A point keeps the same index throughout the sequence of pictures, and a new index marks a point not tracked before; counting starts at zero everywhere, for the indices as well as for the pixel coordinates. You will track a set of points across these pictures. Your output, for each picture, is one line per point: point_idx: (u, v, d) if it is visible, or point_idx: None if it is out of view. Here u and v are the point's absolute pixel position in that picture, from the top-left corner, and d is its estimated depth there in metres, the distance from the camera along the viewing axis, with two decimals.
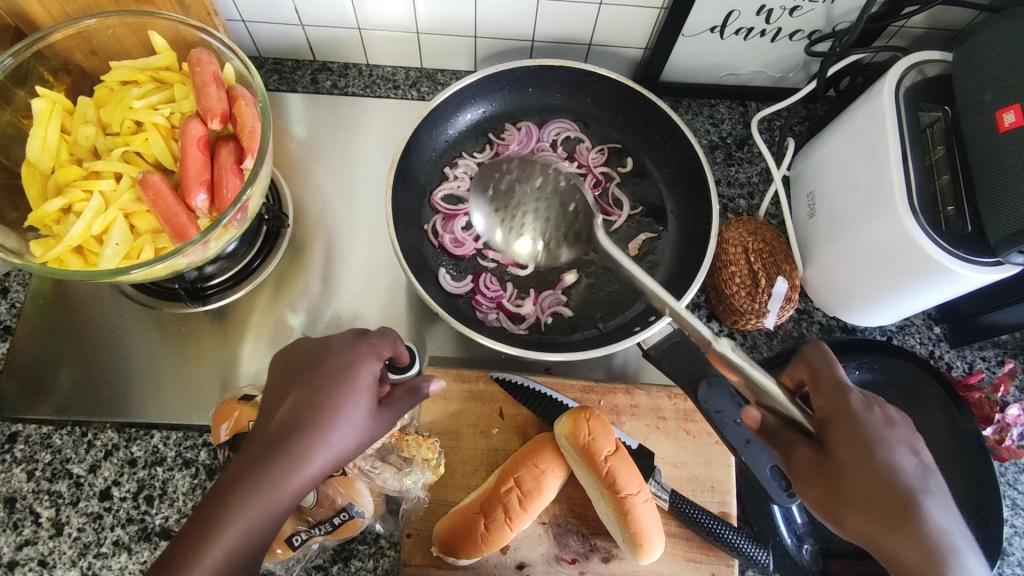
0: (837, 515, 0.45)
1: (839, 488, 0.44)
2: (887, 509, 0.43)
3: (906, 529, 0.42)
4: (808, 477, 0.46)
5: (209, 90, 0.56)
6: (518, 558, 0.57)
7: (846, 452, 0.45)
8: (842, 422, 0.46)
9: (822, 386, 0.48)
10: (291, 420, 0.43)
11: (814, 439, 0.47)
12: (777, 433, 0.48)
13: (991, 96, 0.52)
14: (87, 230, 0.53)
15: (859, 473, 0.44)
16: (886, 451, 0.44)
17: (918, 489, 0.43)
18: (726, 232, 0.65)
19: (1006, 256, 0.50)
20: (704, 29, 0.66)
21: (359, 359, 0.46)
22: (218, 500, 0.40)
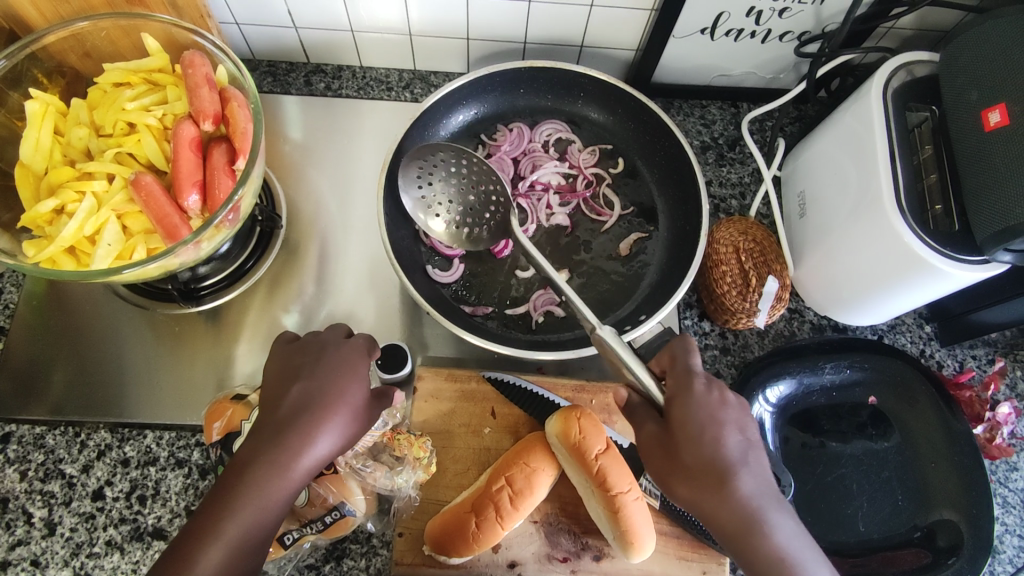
0: (679, 500, 0.48)
1: (678, 480, 0.47)
2: (729, 524, 0.45)
3: (726, 501, 0.45)
4: (654, 458, 0.49)
5: (201, 91, 0.56)
6: (510, 556, 0.57)
7: (697, 455, 0.47)
8: (679, 401, 0.49)
9: (674, 371, 0.51)
10: (296, 407, 0.45)
11: (664, 419, 0.49)
12: (635, 411, 0.52)
13: (977, 95, 0.53)
14: (80, 231, 0.53)
15: (689, 445, 0.47)
16: (728, 457, 0.46)
17: (735, 465, 0.46)
18: (717, 232, 0.66)
19: (993, 255, 0.51)
20: (694, 30, 0.67)
21: (354, 355, 0.49)
22: (229, 486, 0.42)
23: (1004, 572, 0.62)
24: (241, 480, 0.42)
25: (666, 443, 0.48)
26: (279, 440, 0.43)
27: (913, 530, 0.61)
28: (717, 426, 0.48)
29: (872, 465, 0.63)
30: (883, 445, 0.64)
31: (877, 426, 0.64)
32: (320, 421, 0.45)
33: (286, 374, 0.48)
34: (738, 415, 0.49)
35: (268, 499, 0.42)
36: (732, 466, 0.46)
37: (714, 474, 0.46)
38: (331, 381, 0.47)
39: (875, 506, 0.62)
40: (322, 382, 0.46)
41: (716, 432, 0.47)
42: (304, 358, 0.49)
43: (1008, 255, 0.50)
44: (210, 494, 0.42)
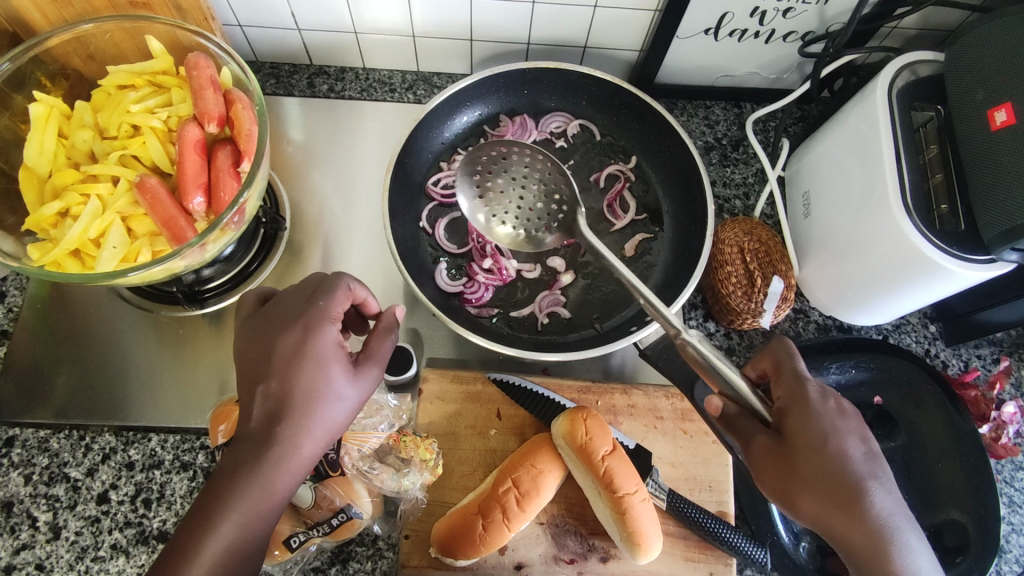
0: (802, 516, 0.47)
1: (802, 493, 0.46)
2: (864, 542, 0.44)
3: (858, 513, 0.44)
4: (767, 467, 0.48)
5: (206, 94, 0.56)
6: (517, 558, 0.57)
7: (813, 468, 0.46)
8: (797, 409, 0.47)
9: (783, 377, 0.49)
10: (269, 414, 0.44)
11: (777, 431, 0.48)
12: (738, 423, 0.51)
13: (983, 95, 0.53)
14: (85, 234, 0.53)
15: (812, 459, 0.46)
16: (856, 472, 0.45)
17: (865, 476, 0.45)
18: (722, 233, 0.65)
19: (1000, 254, 0.51)
20: (699, 31, 0.67)
21: (315, 329, 0.46)
22: (209, 503, 0.42)
23: (1010, 572, 0.62)
24: (222, 497, 0.41)
25: (782, 456, 0.47)
26: (257, 451, 0.43)
27: (920, 530, 0.61)
28: (841, 437, 0.46)
29: None
30: (889, 445, 0.64)
31: (883, 426, 0.64)
32: (297, 425, 0.44)
33: (249, 375, 0.46)
34: (859, 426, 0.47)
35: (253, 509, 0.42)
36: (864, 481, 0.45)
37: (846, 486, 0.45)
38: (297, 377, 0.44)
39: None
40: (287, 380, 0.45)
41: (838, 441, 0.46)
42: (261, 349, 0.46)
43: (1015, 255, 0.50)
44: (193, 510, 0.42)
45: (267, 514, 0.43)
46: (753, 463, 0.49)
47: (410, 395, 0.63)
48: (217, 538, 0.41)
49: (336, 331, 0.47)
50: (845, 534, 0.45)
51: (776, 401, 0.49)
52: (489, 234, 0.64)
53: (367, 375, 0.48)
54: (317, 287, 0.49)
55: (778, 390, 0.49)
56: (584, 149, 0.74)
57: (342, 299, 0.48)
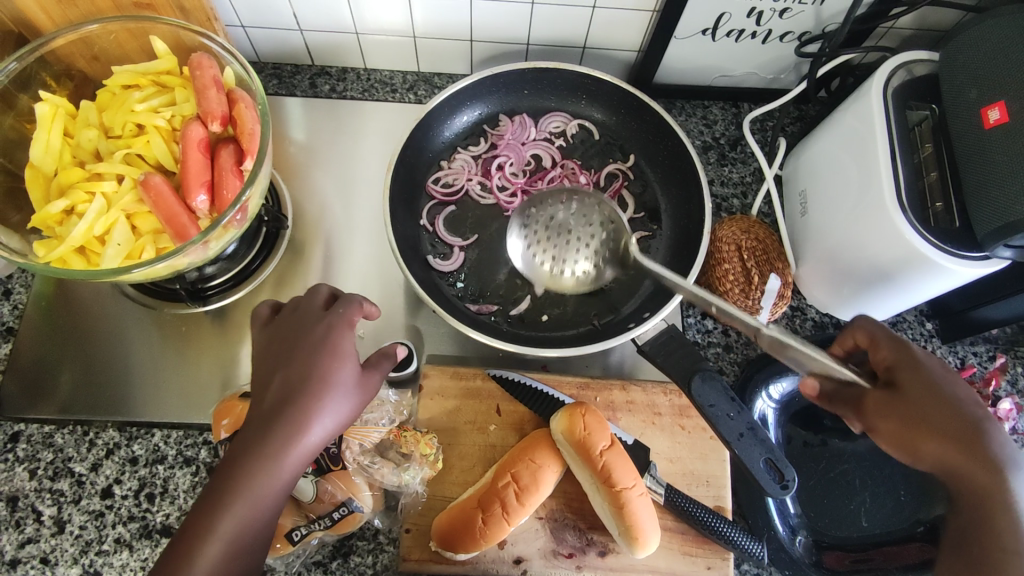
0: (925, 463, 0.47)
1: (919, 437, 0.47)
2: (983, 485, 0.44)
3: (978, 448, 0.45)
4: (884, 416, 0.48)
5: (209, 93, 0.57)
6: (516, 552, 0.57)
7: (937, 412, 0.46)
8: (907, 364, 0.49)
9: (881, 341, 0.51)
10: (280, 395, 0.45)
11: (890, 386, 0.49)
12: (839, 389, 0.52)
13: (976, 93, 0.53)
14: (90, 231, 0.54)
15: (925, 403, 0.47)
16: (970, 418, 0.46)
17: (984, 417, 0.46)
18: (721, 231, 0.66)
19: (993, 251, 0.51)
20: (696, 31, 0.67)
21: (336, 330, 0.48)
22: (220, 481, 0.42)
23: None
24: (225, 493, 0.41)
25: (897, 405, 0.48)
26: (264, 445, 0.42)
27: (916, 525, 0.60)
28: (951, 386, 0.47)
29: (876, 461, 0.63)
30: None
31: None
32: (302, 418, 0.43)
33: (268, 366, 0.47)
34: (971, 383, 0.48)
35: (253, 508, 0.41)
36: (979, 426, 0.46)
37: (965, 429, 0.46)
38: (312, 365, 0.46)
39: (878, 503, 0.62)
40: (307, 376, 0.45)
41: (951, 390, 0.47)
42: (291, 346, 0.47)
43: (1008, 251, 0.51)
44: (195, 506, 0.41)
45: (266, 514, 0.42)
46: (865, 416, 0.50)
47: (410, 391, 0.64)
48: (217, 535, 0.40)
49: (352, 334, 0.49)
50: (975, 485, 0.44)
51: (877, 359, 0.51)
52: (549, 283, 0.64)
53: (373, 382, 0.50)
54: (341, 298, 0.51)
55: (879, 349, 0.51)
56: (583, 149, 0.74)
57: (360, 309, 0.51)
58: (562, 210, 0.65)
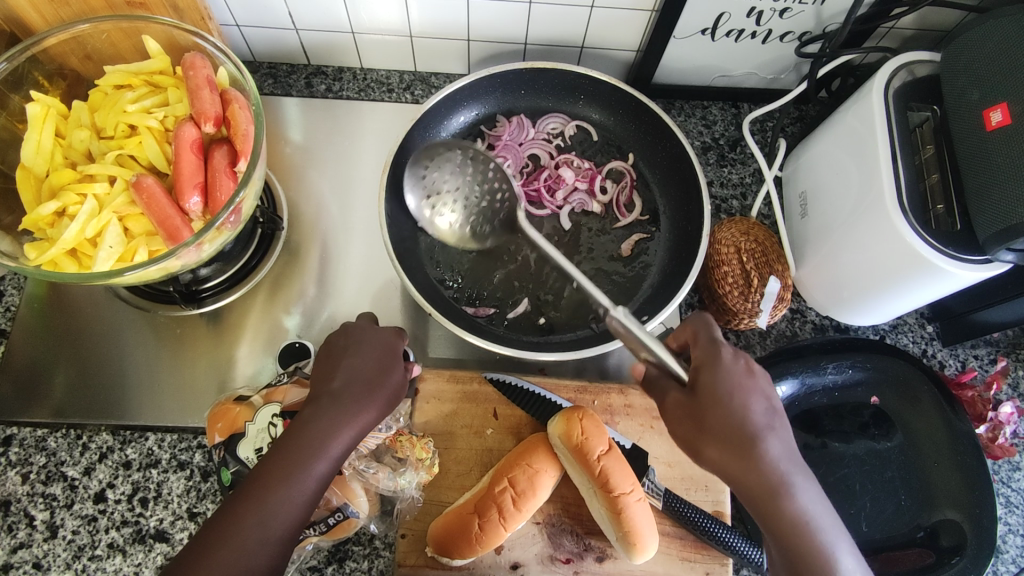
0: (707, 464, 0.48)
1: (708, 445, 0.47)
2: (754, 489, 0.46)
3: (750, 458, 0.46)
4: (682, 423, 0.49)
5: (202, 94, 0.56)
6: (513, 558, 0.57)
7: (730, 418, 0.47)
8: (709, 368, 0.49)
9: (699, 343, 0.51)
10: (351, 379, 0.50)
11: (689, 386, 0.49)
12: (657, 384, 0.51)
13: (978, 95, 0.53)
14: (81, 233, 0.53)
15: (717, 412, 0.47)
16: (750, 425, 0.47)
17: (763, 428, 0.47)
18: (719, 232, 0.65)
19: (995, 254, 0.51)
20: (695, 31, 0.67)
21: (392, 336, 0.54)
22: (295, 444, 0.46)
23: (1007, 572, 0.62)
24: (285, 467, 0.45)
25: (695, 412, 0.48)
26: (324, 427, 0.47)
27: (916, 530, 0.61)
28: (742, 391, 0.48)
29: (875, 465, 0.63)
30: (885, 445, 0.64)
31: (880, 426, 0.64)
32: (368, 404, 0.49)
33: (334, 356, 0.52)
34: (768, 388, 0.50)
35: (301, 488, 0.45)
36: (760, 432, 0.47)
37: (745, 437, 0.47)
38: (379, 363, 0.51)
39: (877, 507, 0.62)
40: (372, 371, 0.51)
41: (742, 393, 0.48)
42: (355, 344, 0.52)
43: (1010, 255, 0.50)
44: (268, 462, 0.45)
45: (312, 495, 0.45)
46: (667, 417, 0.50)
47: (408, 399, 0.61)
48: (269, 507, 0.43)
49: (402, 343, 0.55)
50: (748, 482, 0.46)
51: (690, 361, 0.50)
52: (432, 230, 0.65)
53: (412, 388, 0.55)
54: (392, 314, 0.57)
55: (693, 351, 0.51)
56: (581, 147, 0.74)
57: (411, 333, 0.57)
58: (456, 160, 0.65)
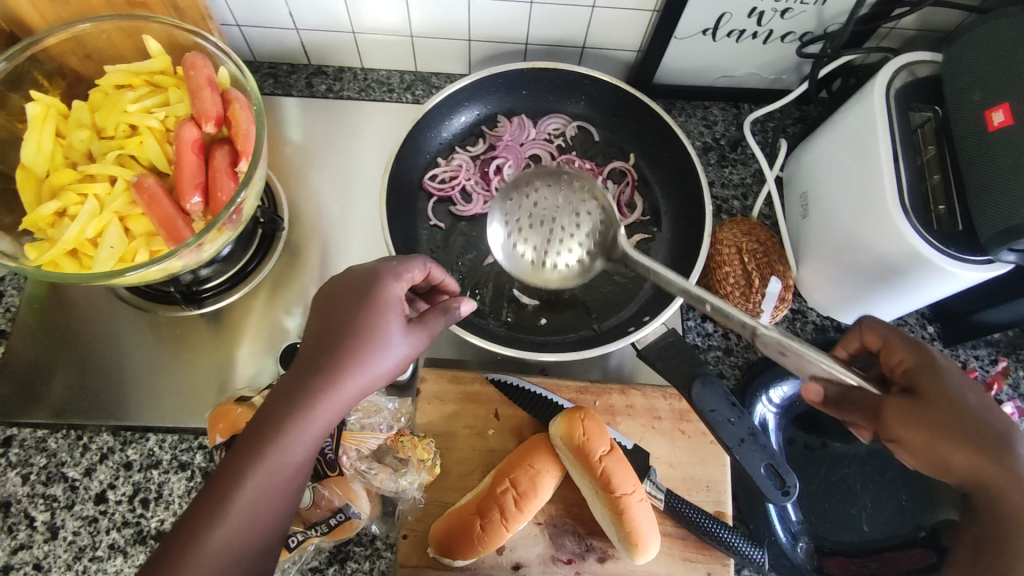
0: (914, 459, 0.45)
1: (928, 445, 0.44)
2: (1006, 504, 0.43)
3: (1003, 458, 0.43)
4: (908, 426, 0.45)
5: (204, 93, 0.56)
6: (515, 558, 0.57)
7: (973, 428, 0.44)
8: (925, 370, 0.46)
9: (899, 347, 0.48)
10: (336, 339, 0.46)
11: (912, 392, 0.46)
12: (845, 398, 0.48)
13: (980, 95, 0.53)
14: (82, 234, 0.53)
15: (950, 411, 0.44)
16: (1003, 430, 0.44)
17: (1008, 429, 0.44)
18: (721, 232, 0.65)
19: (996, 255, 0.51)
20: (697, 31, 0.67)
21: (379, 279, 0.49)
22: (273, 415, 0.44)
23: None
24: (258, 443, 0.43)
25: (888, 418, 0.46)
26: (295, 402, 0.44)
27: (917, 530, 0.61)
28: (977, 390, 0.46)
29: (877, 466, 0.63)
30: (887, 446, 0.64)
31: None
32: (351, 365, 0.45)
33: (327, 312, 0.48)
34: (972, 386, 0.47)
35: (269, 472, 0.42)
36: (1004, 436, 0.43)
37: (997, 442, 0.43)
38: (367, 319, 0.47)
39: (878, 507, 0.62)
40: (353, 329, 0.46)
41: (983, 397, 0.45)
42: (341, 300, 0.48)
43: (1012, 255, 0.50)
44: (249, 435, 0.43)
45: (285, 475, 0.43)
46: (883, 425, 0.46)
47: (410, 397, 0.63)
48: (239, 496, 0.42)
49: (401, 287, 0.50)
50: (1003, 500, 0.43)
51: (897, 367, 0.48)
52: (531, 276, 0.61)
53: (416, 335, 0.49)
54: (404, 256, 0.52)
55: (896, 355, 0.48)
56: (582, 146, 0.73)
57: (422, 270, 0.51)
58: (546, 196, 0.62)
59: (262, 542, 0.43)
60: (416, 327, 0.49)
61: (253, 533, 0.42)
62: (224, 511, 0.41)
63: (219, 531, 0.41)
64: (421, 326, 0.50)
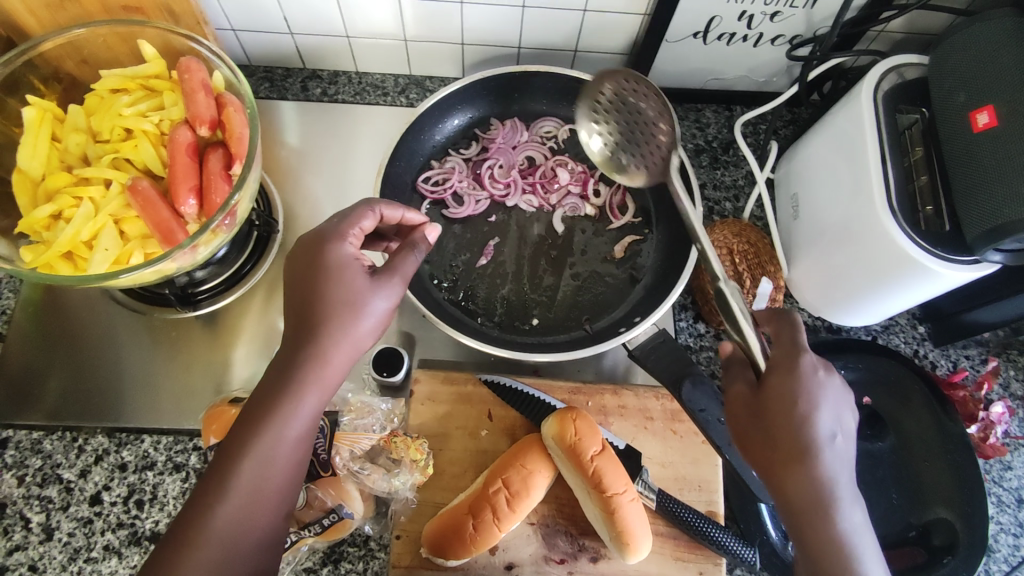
0: (756, 458, 0.48)
1: (759, 443, 0.48)
2: (807, 503, 0.45)
3: (801, 470, 0.45)
4: (745, 415, 0.49)
5: (198, 97, 0.57)
6: (507, 558, 0.57)
7: (783, 432, 0.46)
8: (783, 370, 0.48)
9: (781, 345, 0.49)
10: (306, 316, 0.46)
11: (759, 386, 0.49)
12: (734, 368, 0.52)
13: (965, 97, 0.53)
14: (77, 236, 0.53)
15: (784, 421, 0.46)
16: (817, 435, 0.46)
17: (823, 441, 0.46)
18: (711, 234, 0.66)
19: (983, 254, 0.51)
20: (687, 34, 0.67)
21: (327, 243, 0.48)
22: (268, 398, 0.45)
23: (998, 571, 0.63)
24: (256, 424, 0.44)
25: (754, 402, 0.48)
26: (281, 386, 0.45)
27: (908, 529, 0.61)
28: (815, 403, 0.46)
29: (868, 465, 0.64)
30: (879, 446, 0.64)
31: (872, 426, 0.65)
32: (328, 339, 0.46)
33: (294, 286, 0.48)
34: (838, 396, 0.48)
35: (270, 452, 0.44)
36: (819, 444, 0.46)
37: (797, 448, 0.46)
38: (328, 288, 0.47)
39: (870, 507, 0.62)
40: (319, 302, 0.46)
41: (808, 406, 0.46)
42: (299, 274, 0.48)
43: (998, 255, 0.51)
44: (245, 419, 0.45)
45: (287, 455, 0.45)
46: (730, 408, 0.51)
47: (403, 398, 0.63)
48: (242, 475, 0.43)
49: (351, 245, 0.49)
50: (815, 524, 0.44)
51: (767, 358, 0.49)
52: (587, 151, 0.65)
53: (389, 287, 0.48)
54: (348, 210, 0.51)
55: (771, 351, 0.50)
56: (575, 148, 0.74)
57: (370, 219, 0.50)
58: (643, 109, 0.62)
59: (276, 521, 0.45)
60: (384, 277, 0.49)
61: (264, 517, 0.44)
62: (230, 497, 0.43)
63: (228, 519, 0.43)
64: (387, 275, 0.49)
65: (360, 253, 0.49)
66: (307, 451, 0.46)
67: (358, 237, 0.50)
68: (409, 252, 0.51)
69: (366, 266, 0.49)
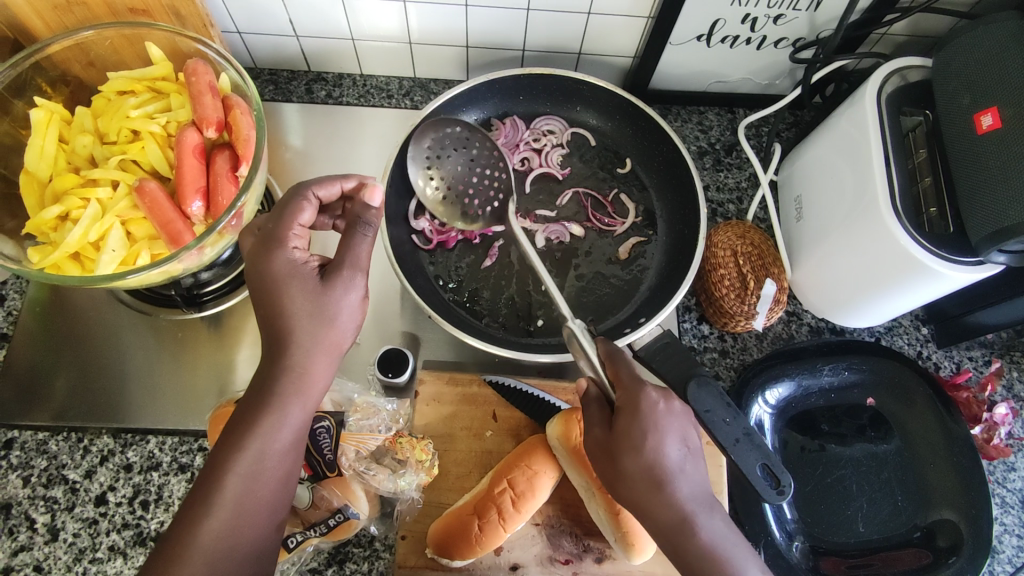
0: (621, 498, 0.48)
1: (619, 483, 0.47)
2: (670, 529, 0.45)
3: (662, 496, 0.46)
4: (604, 460, 0.48)
5: (204, 100, 0.57)
6: (512, 559, 0.57)
7: (636, 473, 0.46)
8: (627, 409, 0.47)
9: (620, 381, 0.49)
10: (274, 330, 0.46)
11: (610, 423, 0.49)
12: (590, 404, 0.51)
13: (969, 100, 0.54)
14: (84, 237, 0.53)
15: (630, 455, 0.47)
16: (667, 463, 0.46)
17: (672, 470, 0.46)
18: (716, 235, 0.66)
19: (987, 256, 0.51)
20: (691, 37, 0.68)
21: (273, 250, 0.46)
22: (249, 412, 0.44)
23: (1003, 572, 0.62)
24: (240, 438, 0.44)
25: (607, 446, 0.48)
26: (259, 401, 0.44)
27: (913, 530, 0.61)
28: (658, 434, 0.46)
29: (872, 466, 0.64)
30: (884, 448, 0.64)
31: (877, 428, 0.65)
32: (302, 350, 0.45)
33: (257, 297, 0.47)
34: (681, 422, 0.48)
35: (256, 464, 0.44)
36: (671, 471, 0.46)
37: (649, 478, 0.46)
38: (287, 297, 0.46)
39: (875, 507, 0.62)
40: (282, 313, 0.45)
41: (659, 440, 0.47)
42: (255, 288, 0.47)
43: (1003, 256, 0.51)
44: (226, 434, 0.44)
45: (274, 467, 0.44)
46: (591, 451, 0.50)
47: (408, 399, 0.63)
48: (226, 490, 0.43)
49: (297, 249, 0.47)
50: (689, 542, 0.45)
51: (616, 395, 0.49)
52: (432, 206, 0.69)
53: (347, 282, 0.47)
54: (282, 204, 0.49)
55: (619, 385, 0.49)
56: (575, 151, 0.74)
57: (308, 212, 0.48)
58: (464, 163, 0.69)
59: (266, 532, 0.45)
60: (337, 271, 0.47)
61: (254, 530, 0.44)
62: (216, 511, 0.42)
63: (218, 536, 0.43)
64: (339, 267, 0.47)
65: (307, 254, 0.48)
66: (295, 461, 0.46)
67: (301, 235, 0.48)
68: (358, 231, 0.48)
69: (316, 265, 0.48)
